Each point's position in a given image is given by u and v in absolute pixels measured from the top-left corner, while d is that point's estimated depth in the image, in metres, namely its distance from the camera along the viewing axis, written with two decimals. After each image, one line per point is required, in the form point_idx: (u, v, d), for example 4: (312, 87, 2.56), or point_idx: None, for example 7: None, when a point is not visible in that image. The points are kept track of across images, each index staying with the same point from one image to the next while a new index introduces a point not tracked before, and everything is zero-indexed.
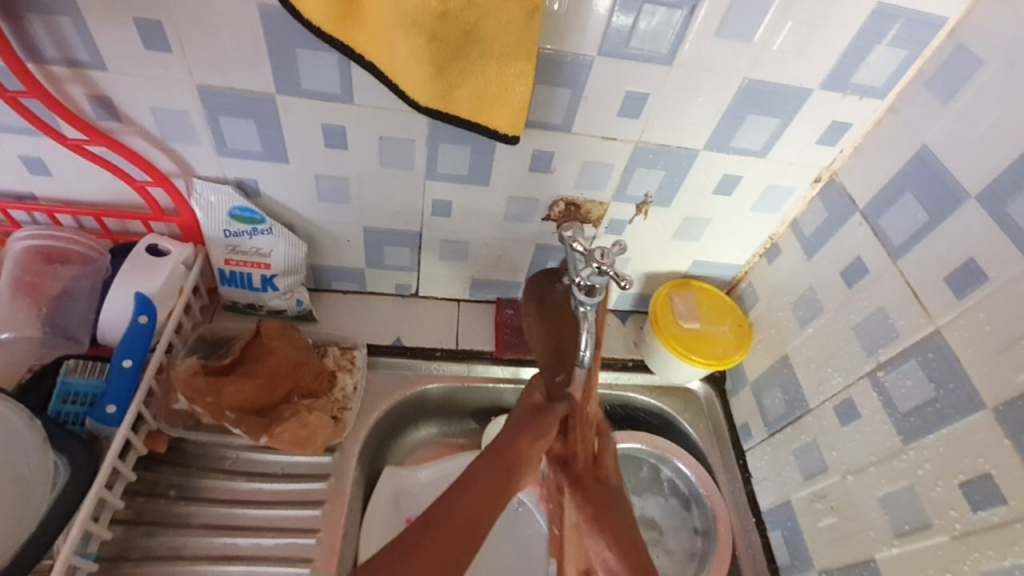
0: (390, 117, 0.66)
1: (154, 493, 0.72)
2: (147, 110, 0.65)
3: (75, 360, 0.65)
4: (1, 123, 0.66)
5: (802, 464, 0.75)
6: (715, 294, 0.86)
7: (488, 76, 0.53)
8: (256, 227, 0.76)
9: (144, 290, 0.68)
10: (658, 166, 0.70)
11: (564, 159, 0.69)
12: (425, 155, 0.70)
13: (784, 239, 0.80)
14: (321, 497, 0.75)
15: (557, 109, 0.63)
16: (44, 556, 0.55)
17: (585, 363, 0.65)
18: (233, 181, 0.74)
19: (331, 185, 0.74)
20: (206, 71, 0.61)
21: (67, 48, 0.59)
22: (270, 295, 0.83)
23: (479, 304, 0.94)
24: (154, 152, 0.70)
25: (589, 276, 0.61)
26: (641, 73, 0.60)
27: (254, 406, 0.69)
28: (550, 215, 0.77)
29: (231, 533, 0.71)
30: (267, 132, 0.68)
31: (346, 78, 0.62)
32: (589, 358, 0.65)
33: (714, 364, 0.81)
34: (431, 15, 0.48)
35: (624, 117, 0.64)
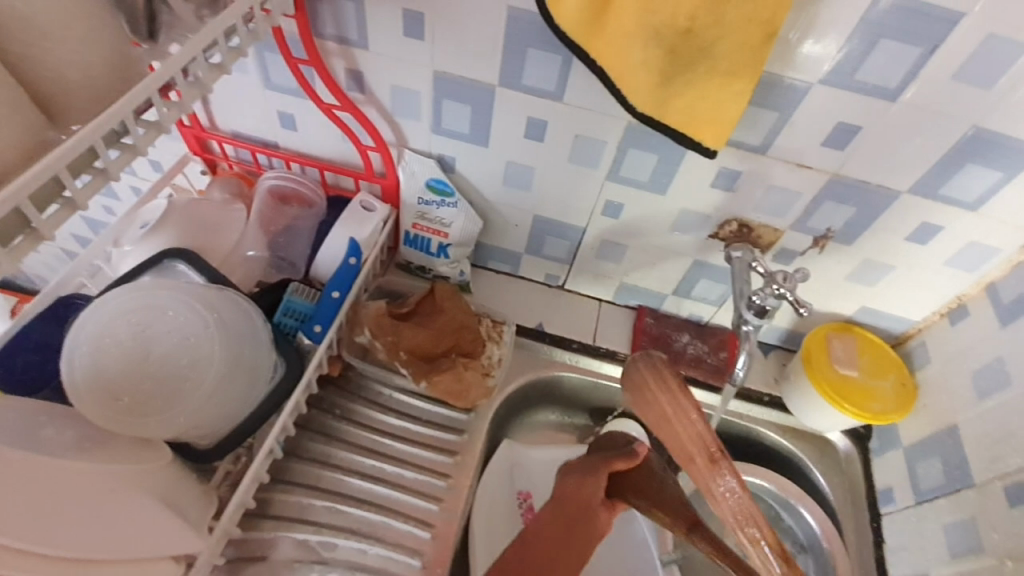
0: (590, 118, 0.71)
1: (323, 408, 0.84)
2: (387, 86, 0.77)
3: (298, 284, 0.78)
4: (278, 83, 0.81)
5: (951, 542, 0.70)
6: (879, 347, 0.82)
7: (707, 91, 0.56)
8: (445, 199, 0.86)
9: (356, 236, 0.81)
10: (850, 201, 0.69)
11: (750, 181, 0.70)
12: (613, 157, 0.75)
13: (975, 301, 0.74)
14: (455, 448, 0.84)
15: (758, 130, 0.64)
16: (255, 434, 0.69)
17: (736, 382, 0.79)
18: (436, 156, 0.84)
19: (518, 172, 0.81)
20: (445, 59, 0.71)
21: (343, 29, 0.72)
22: (441, 261, 0.92)
23: (621, 307, 0.97)
24: (382, 123, 0.82)
25: (766, 297, 0.72)
26: (859, 106, 0.60)
27: (423, 353, 0.80)
28: (719, 233, 0.78)
29: (378, 458, 0.81)
30: (478, 117, 0.76)
31: (563, 77, 0.68)
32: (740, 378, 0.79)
33: (868, 417, 0.77)
34: (675, 31, 0.52)
35: (828, 147, 0.64)
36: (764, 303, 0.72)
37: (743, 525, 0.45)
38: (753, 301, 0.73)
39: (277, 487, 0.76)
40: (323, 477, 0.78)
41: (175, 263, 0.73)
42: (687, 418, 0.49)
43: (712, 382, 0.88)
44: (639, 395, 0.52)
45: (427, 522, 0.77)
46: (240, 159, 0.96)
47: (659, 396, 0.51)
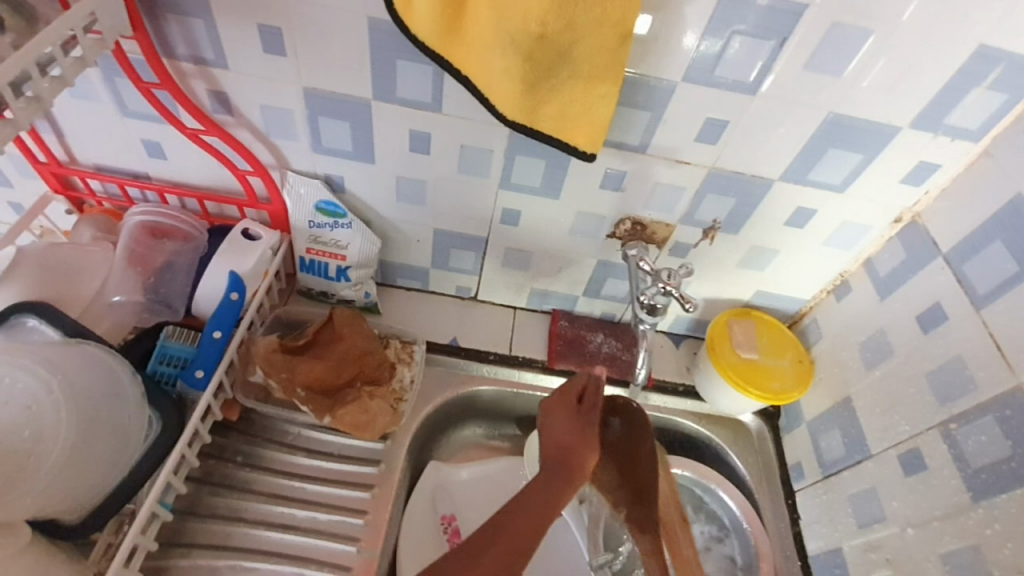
0: (473, 127, 0.69)
1: (223, 457, 0.78)
2: (257, 107, 0.72)
3: (174, 327, 0.72)
4: (135, 110, 0.74)
5: (857, 511, 0.73)
6: (776, 327, 0.85)
7: (575, 95, 0.55)
8: (338, 220, 0.82)
9: (237, 268, 0.75)
10: (730, 193, 0.71)
11: (637, 180, 0.71)
12: (501, 166, 0.73)
13: (855, 276, 0.78)
14: (371, 481, 0.79)
15: (635, 130, 0.64)
16: (130, 500, 0.62)
17: (639, 379, 0.83)
18: (322, 176, 0.79)
19: (411, 187, 0.78)
20: (314, 75, 0.67)
21: (196, 48, 0.66)
22: (342, 285, 0.88)
23: (535, 313, 0.96)
24: (257, 145, 0.77)
25: (654, 295, 0.73)
26: (723, 101, 0.61)
27: (323, 386, 0.75)
28: (616, 232, 0.79)
29: (288, 504, 0.76)
30: (359, 133, 0.73)
31: (437, 88, 0.66)
32: (642, 376, 0.83)
33: (769, 398, 0.80)
34: (530, 36, 0.50)
35: (702, 142, 0.65)
36: (653, 301, 0.74)
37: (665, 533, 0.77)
38: (643, 301, 0.74)
39: (172, 551, 0.70)
40: (225, 533, 0.72)
41: (26, 318, 0.66)
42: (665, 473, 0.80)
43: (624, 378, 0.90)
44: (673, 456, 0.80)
45: (344, 565, 0.72)
46: (108, 194, 0.87)
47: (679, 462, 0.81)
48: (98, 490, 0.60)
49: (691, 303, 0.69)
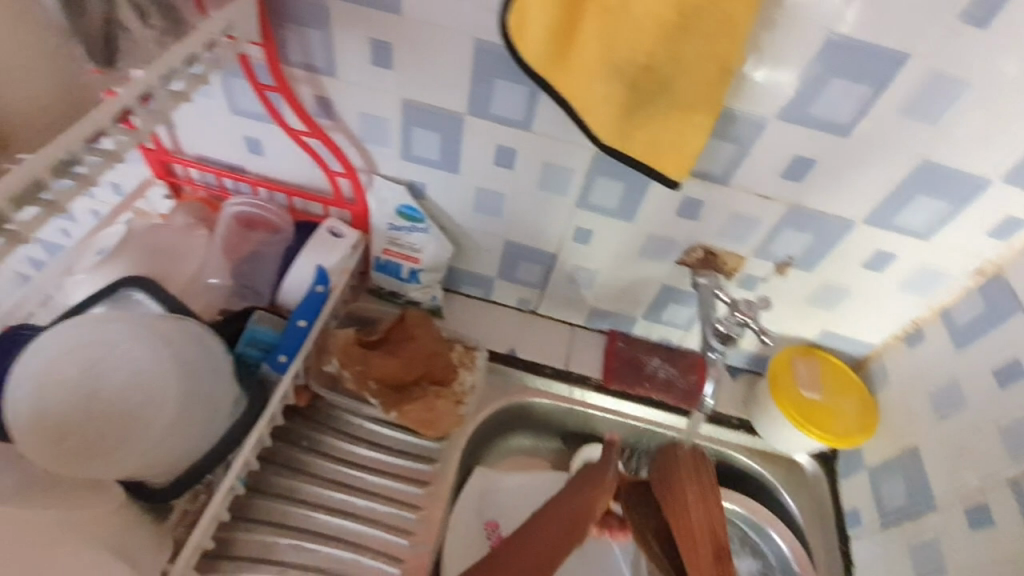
0: (559, 147, 0.72)
1: (289, 440, 0.82)
2: (356, 113, 0.77)
3: (262, 312, 0.76)
4: (244, 109, 0.80)
5: (918, 563, 0.71)
6: (840, 368, 0.84)
7: (669, 124, 0.57)
8: (416, 224, 0.85)
9: (324, 263, 0.80)
10: (808, 230, 0.71)
11: (715, 209, 0.72)
12: (581, 185, 0.76)
13: (928, 324, 0.77)
14: (426, 478, 0.82)
15: (720, 162, 0.66)
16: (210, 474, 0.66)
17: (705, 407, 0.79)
18: (406, 182, 0.84)
19: (489, 199, 0.82)
20: (414, 88, 0.71)
21: (309, 56, 0.71)
22: (412, 286, 0.91)
23: (593, 331, 0.98)
24: (349, 148, 0.81)
25: (729, 324, 0.75)
26: (813, 140, 0.62)
27: (393, 382, 0.79)
28: (686, 259, 0.80)
29: (348, 491, 0.79)
30: (448, 145, 0.77)
31: (530, 108, 0.69)
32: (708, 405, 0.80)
33: (830, 439, 0.79)
34: (635, 67, 0.53)
35: (786, 178, 0.66)
36: (727, 330, 0.75)
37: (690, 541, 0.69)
38: (717, 328, 0.76)
39: (239, 525, 0.74)
40: (288, 513, 0.76)
41: (135, 292, 0.71)
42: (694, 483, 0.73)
43: (681, 405, 0.90)
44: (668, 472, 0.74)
45: (397, 557, 0.75)
46: (205, 182, 0.93)
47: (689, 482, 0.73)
48: (185, 459, 0.63)
49: (769, 335, 0.71)
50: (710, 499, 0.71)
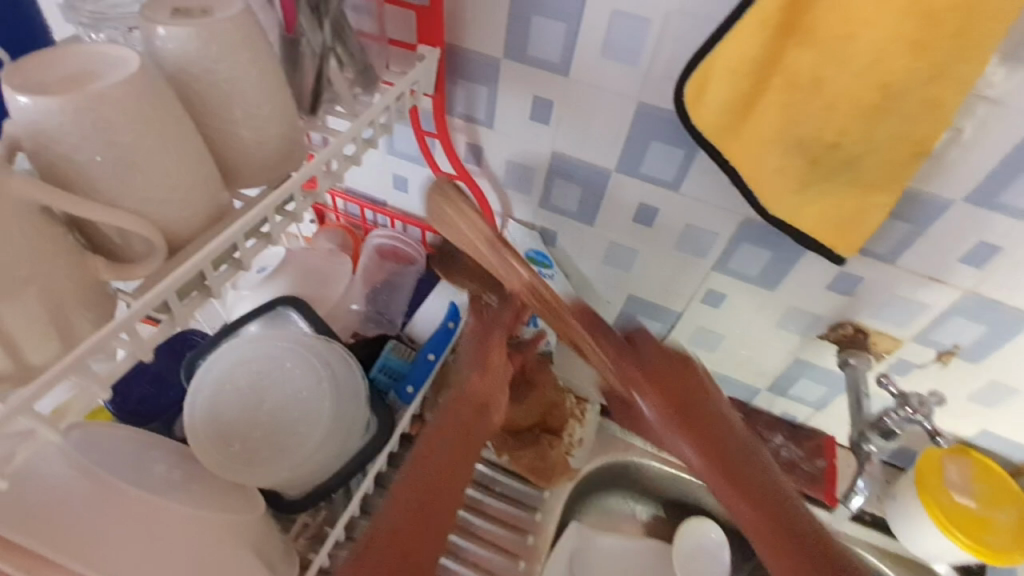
0: (706, 210, 0.71)
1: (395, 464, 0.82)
2: (505, 162, 0.80)
3: (396, 343, 0.80)
4: (400, 150, 0.86)
5: None
6: (993, 472, 0.76)
7: (846, 200, 0.55)
8: (543, 270, 0.87)
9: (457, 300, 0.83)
10: (982, 321, 0.65)
11: (873, 288, 0.67)
12: (723, 249, 0.74)
13: None
14: (528, 526, 0.80)
15: (888, 240, 0.62)
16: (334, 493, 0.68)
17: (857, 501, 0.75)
18: (540, 229, 0.86)
19: (621, 253, 0.82)
20: (567, 143, 0.74)
21: (473, 109, 0.76)
22: (530, 329, 0.92)
23: None
24: (491, 193, 0.85)
25: (899, 421, 0.68)
26: (1003, 228, 0.57)
27: (510, 427, 0.79)
28: (829, 335, 0.75)
29: (452, 529, 0.78)
30: (589, 198, 0.78)
31: (684, 170, 0.69)
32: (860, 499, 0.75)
33: (985, 555, 0.70)
34: (820, 144, 0.52)
35: (965, 264, 0.61)
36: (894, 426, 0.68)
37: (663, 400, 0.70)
38: (883, 423, 0.69)
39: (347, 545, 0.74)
40: None
41: (289, 310, 0.76)
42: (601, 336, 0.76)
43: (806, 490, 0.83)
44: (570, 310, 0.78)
45: None
46: (348, 213, 1.00)
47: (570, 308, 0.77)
48: (321, 477, 0.67)
49: (948, 439, 0.67)
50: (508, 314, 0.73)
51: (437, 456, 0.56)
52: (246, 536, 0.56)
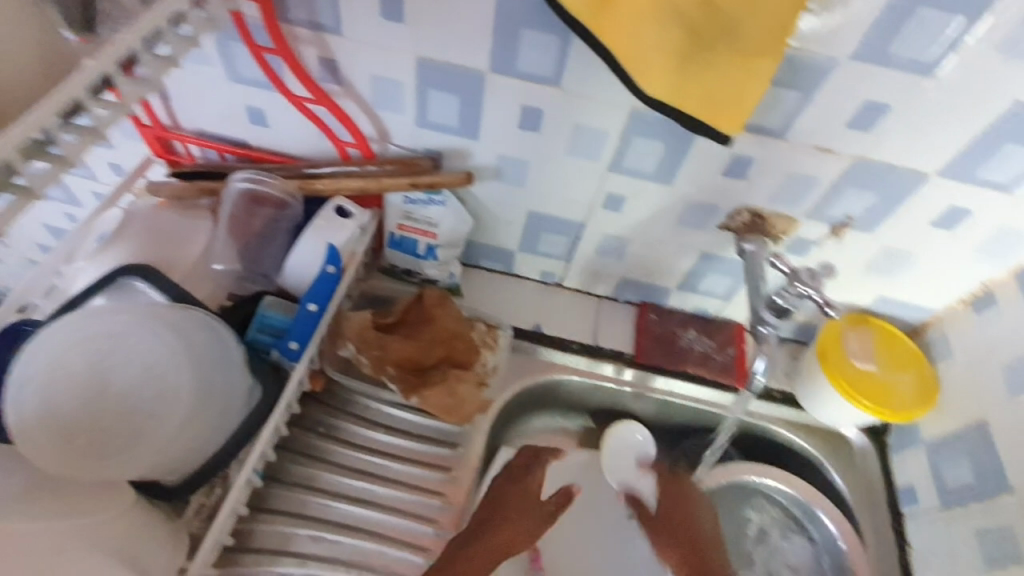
0: (592, 104, 0.65)
1: (304, 426, 0.82)
2: (366, 76, 0.69)
3: (273, 297, 0.72)
4: (243, 75, 0.73)
5: (987, 548, 0.65)
6: (897, 337, 0.77)
7: (730, 75, 0.50)
8: (433, 197, 0.80)
9: (335, 242, 0.74)
10: (872, 189, 0.64)
11: (767, 168, 0.65)
12: (615, 147, 0.69)
13: (1001, 288, 0.69)
14: (446, 463, 0.83)
15: (778, 114, 0.58)
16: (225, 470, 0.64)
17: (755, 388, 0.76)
18: (423, 152, 0.77)
19: (514, 166, 0.76)
20: (430, 43, 0.64)
21: (314, 13, 0.64)
22: (429, 263, 0.87)
23: (618, 303, 0.93)
24: (360, 117, 0.74)
25: (791, 300, 0.70)
26: (886, 83, 0.54)
27: (414, 365, 0.75)
28: (730, 224, 0.73)
29: (368, 478, 0.79)
30: (468, 108, 0.70)
31: (562, 61, 0.61)
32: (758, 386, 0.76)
33: (884, 414, 0.73)
34: (694, 7, 0.46)
35: (853, 129, 0.58)
36: (788, 305, 0.71)
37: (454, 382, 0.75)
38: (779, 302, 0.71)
39: (261, 516, 0.74)
40: (315, 504, 0.76)
41: (135, 280, 0.67)
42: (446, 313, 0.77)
43: (720, 380, 0.86)
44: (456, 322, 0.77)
45: (422, 545, 0.76)
46: (207, 160, 0.87)
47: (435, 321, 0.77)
48: (200, 458, 0.61)
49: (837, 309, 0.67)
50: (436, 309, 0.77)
51: (480, 558, 0.69)
52: (79, 533, 0.50)
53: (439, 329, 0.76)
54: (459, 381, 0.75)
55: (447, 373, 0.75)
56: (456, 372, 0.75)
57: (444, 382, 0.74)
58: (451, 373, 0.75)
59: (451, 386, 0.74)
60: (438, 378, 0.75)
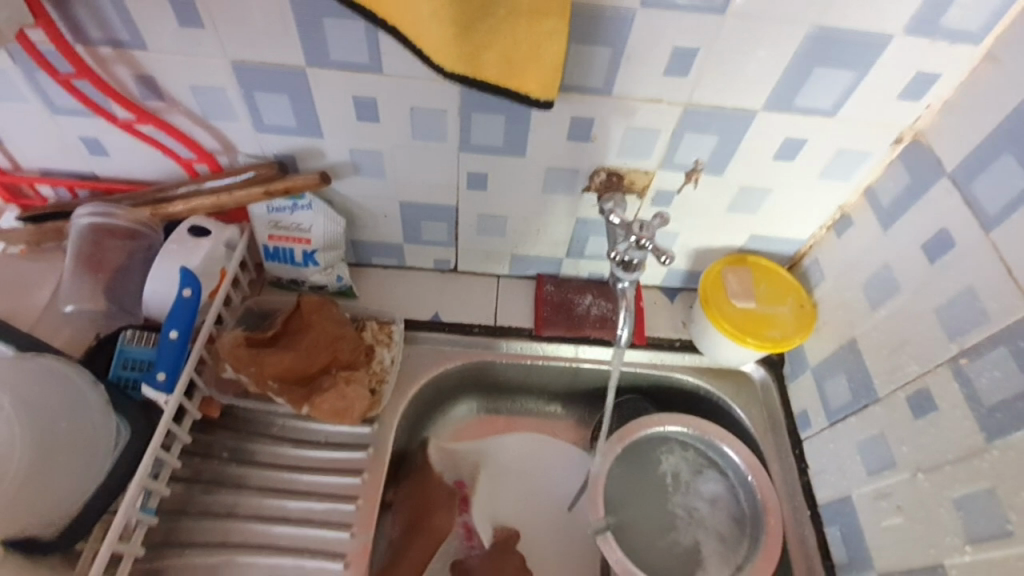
0: (420, 86, 0.63)
1: (209, 454, 0.78)
2: (187, 88, 0.66)
3: (133, 331, 0.74)
4: (60, 105, 0.69)
5: (866, 458, 0.66)
6: (774, 271, 0.79)
7: (518, 36, 0.49)
8: (297, 202, 0.77)
9: (188, 264, 0.73)
10: (710, 130, 0.64)
11: (605, 125, 0.65)
12: (458, 125, 0.67)
13: (856, 209, 0.70)
14: (361, 466, 0.79)
15: (596, 71, 0.59)
16: (108, 509, 0.64)
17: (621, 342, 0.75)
18: (273, 157, 0.74)
19: (367, 159, 0.73)
20: (238, 45, 0.61)
21: (110, 30, 0.61)
22: (311, 270, 0.84)
23: (519, 279, 0.91)
24: (197, 131, 0.72)
25: (629, 251, 0.67)
26: (690, 27, 0.54)
27: (295, 376, 0.74)
28: (591, 186, 0.73)
29: (280, 496, 0.76)
30: (300, 107, 0.67)
31: (374, 46, 0.60)
32: (625, 338, 0.75)
33: (770, 347, 0.74)
34: None
35: (672, 76, 0.59)
36: (627, 257, 0.67)
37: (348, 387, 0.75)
38: (617, 257, 0.68)
39: (168, 551, 0.71)
40: (224, 531, 0.74)
41: None
42: (325, 320, 0.76)
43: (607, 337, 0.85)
44: (336, 329, 0.77)
45: (338, 552, 0.73)
46: (60, 200, 0.82)
47: (308, 334, 0.76)
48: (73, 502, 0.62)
49: (669, 255, 0.63)
50: (313, 322, 0.76)
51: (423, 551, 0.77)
52: None
53: (319, 342, 0.75)
54: (345, 386, 0.75)
55: (336, 381, 0.75)
56: (347, 379, 0.76)
57: (335, 390, 0.74)
58: (340, 380, 0.76)
59: (342, 393, 0.74)
60: (327, 387, 0.75)
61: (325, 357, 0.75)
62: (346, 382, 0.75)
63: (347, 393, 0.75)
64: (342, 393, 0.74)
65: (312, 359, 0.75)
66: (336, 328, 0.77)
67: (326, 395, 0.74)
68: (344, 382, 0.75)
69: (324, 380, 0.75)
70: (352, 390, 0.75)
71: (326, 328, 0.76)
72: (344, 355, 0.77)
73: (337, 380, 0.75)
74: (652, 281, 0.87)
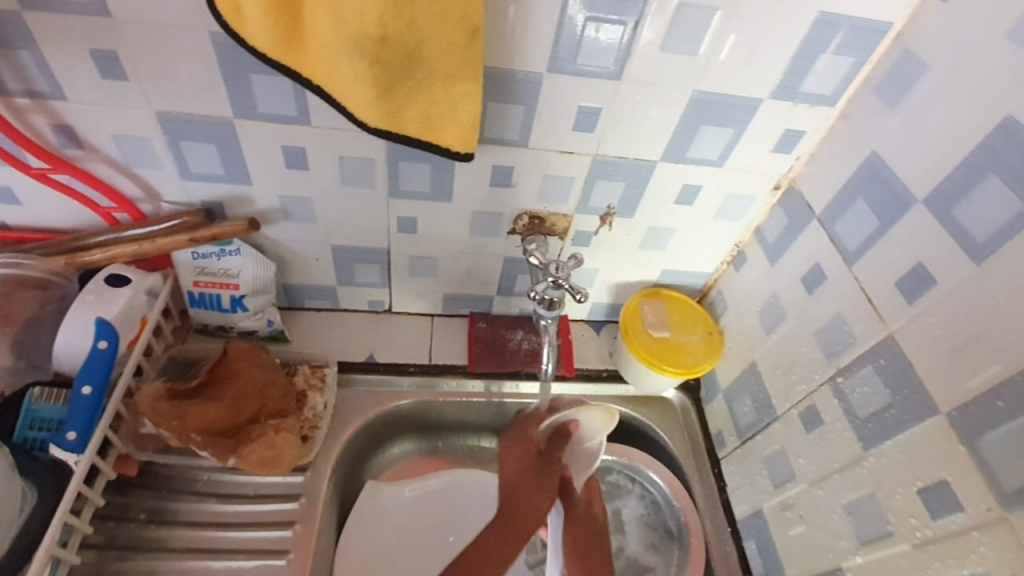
0: (346, 138, 0.67)
1: (125, 517, 0.74)
2: (109, 137, 0.66)
3: (41, 388, 0.70)
4: None
5: (773, 472, 0.72)
6: (685, 302, 0.86)
7: (436, 96, 0.54)
8: (224, 248, 0.76)
9: (104, 315, 0.71)
10: (618, 178, 0.71)
11: (524, 173, 0.70)
12: (386, 174, 0.71)
13: (749, 246, 0.79)
14: (292, 517, 0.76)
15: (512, 126, 0.64)
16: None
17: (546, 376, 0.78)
18: (199, 205, 0.74)
19: (297, 206, 0.75)
20: (164, 98, 0.62)
21: (27, 80, 0.61)
22: (239, 315, 0.83)
23: (452, 318, 0.93)
24: (119, 179, 0.71)
25: (546, 290, 0.72)
26: (592, 88, 0.61)
27: (220, 428, 0.72)
28: (515, 228, 0.78)
29: (205, 556, 0.73)
30: (228, 155, 0.68)
31: (301, 100, 0.63)
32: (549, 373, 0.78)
33: (685, 373, 0.80)
34: (371, 39, 0.48)
35: (580, 131, 0.65)
36: (546, 296, 0.72)
37: (278, 436, 0.74)
38: (537, 296, 0.73)
39: None
40: None
41: None
42: (251, 369, 0.75)
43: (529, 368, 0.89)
44: (265, 377, 0.76)
45: None
46: None
47: (232, 385, 0.74)
48: None
49: (583, 293, 0.69)
50: (240, 372, 0.75)
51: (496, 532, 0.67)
52: None
53: (246, 392, 0.74)
54: (274, 434, 0.73)
55: (265, 430, 0.73)
56: (276, 426, 0.75)
57: (263, 438, 0.73)
58: (270, 427, 0.74)
59: (271, 442, 0.73)
60: (254, 436, 0.73)
61: (253, 406, 0.74)
62: (276, 430, 0.74)
63: (276, 441, 0.73)
64: (272, 442, 0.73)
65: (239, 409, 0.73)
66: (266, 376, 0.76)
67: (253, 445, 0.72)
68: (274, 429, 0.74)
69: (254, 429, 0.74)
70: (282, 439, 0.74)
71: (256, 376, 0.75)
72: (273, 403, 0.76)
73: (266, 428, 0.74)
74: (580, 314, 0.92)
